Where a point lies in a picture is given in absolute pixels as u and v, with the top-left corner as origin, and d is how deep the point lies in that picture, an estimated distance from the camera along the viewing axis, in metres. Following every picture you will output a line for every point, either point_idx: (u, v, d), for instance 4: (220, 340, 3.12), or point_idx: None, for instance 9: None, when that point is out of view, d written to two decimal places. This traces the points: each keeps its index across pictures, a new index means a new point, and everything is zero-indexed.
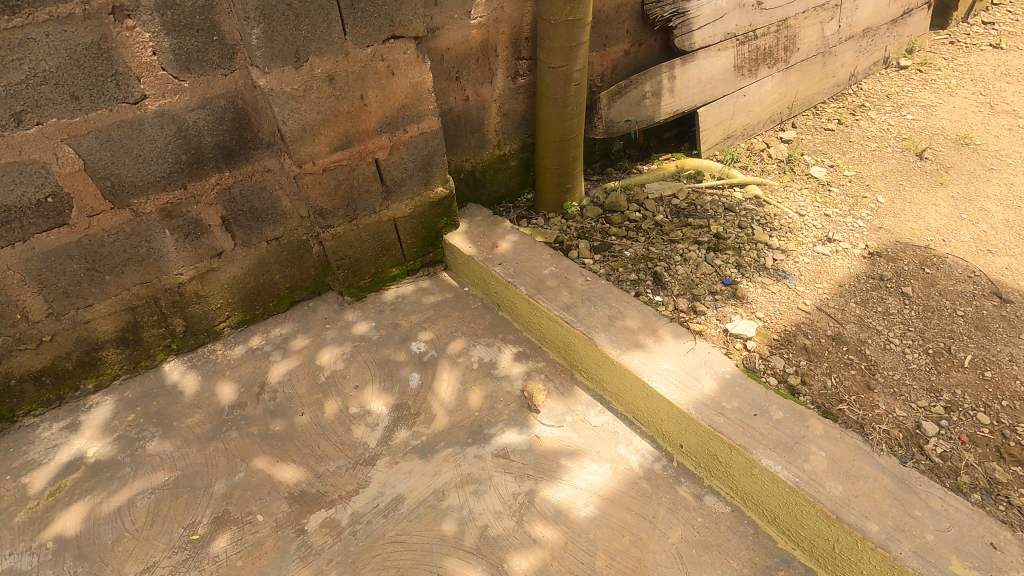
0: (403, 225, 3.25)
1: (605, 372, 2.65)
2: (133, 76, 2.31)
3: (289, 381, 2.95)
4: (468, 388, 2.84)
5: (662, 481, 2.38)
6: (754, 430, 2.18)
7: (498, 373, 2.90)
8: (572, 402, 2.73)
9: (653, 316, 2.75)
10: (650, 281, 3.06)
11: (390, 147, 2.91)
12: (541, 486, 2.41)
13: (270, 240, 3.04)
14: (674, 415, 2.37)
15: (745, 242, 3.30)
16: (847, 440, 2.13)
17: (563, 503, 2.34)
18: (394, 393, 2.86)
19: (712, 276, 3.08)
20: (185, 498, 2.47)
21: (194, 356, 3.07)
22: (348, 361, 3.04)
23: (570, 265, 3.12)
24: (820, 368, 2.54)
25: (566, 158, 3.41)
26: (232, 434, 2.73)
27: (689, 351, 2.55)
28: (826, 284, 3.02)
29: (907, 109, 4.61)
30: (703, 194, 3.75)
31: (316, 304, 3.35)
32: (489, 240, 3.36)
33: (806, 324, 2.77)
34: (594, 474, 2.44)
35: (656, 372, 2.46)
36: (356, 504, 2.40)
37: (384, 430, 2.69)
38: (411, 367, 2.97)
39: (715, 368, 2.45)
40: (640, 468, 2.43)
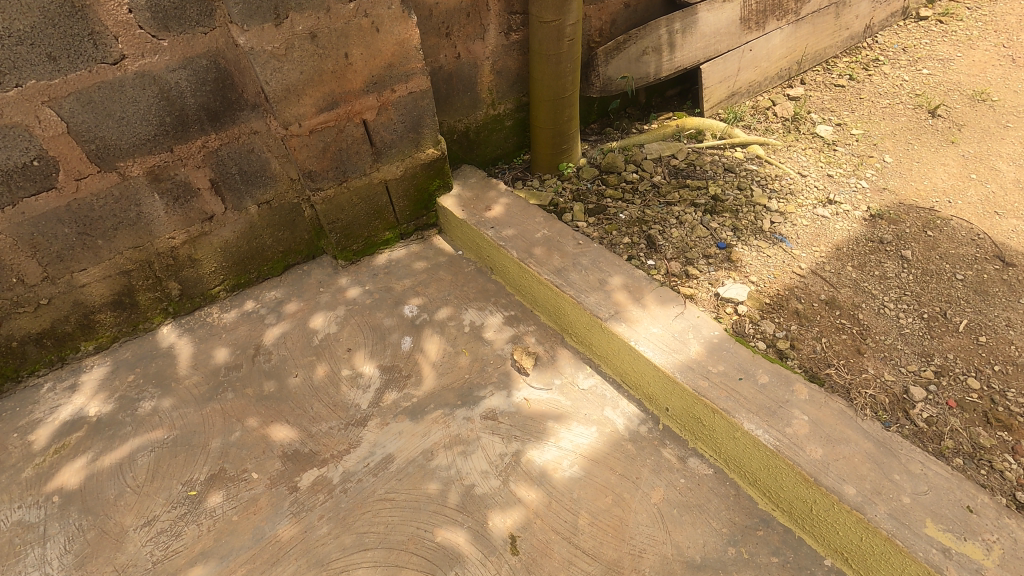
0: (395, 189, 3.22)
1: (594, 336, 2.65)
2: (111, 36, 2.26)
3: (283, 344, 2.99)
4: (459, 351, 2.87)
5: (647, 443, 2.41)
6: (738, 394, 2.18)
7: (488, 337, 2.92)
8: (561, 366, 2.74)
9: (644, 281, 2.72)
10: (644, 245, 3.01)
11: (378, 108, 2.85)
12: (527, 447, 2.45)
13: (261, 204, 3.03)
14: (660, 379, 2.37)
15: (743, 204, 3.23)
16: (831, 404, 2.12)
17: (548, 464, 2.39)
18: (386, 356, 2.89)
19: (707, 239, 3.02)
20: (183, 456, 2.55)
21: (191, 319, 3.13)
22: (341, 325, 3.07)
23: (563, 229, 3.09)
24: (811, 333, 2.51)
25: (561, 118, 3.32)
26: (228, 395, 2.79)
27: (678, 315, 2.54)
28: (824, 247, 2.95)
29: (923, 63, 4.40)
30: (703, 155, 3.65)
31: (310, 268, 3.36)
32: (482, 203, 3.32)
33: (800, 288, 2.73)
34: (580, 436, 2.47)
35: (644, 337, 2.46)
36: (347, 464, 2.46)
37: (376, 392, 2.73)
38: (403, 330, 3.00)
39: (703, 333, 2.44)
40: (625, 430, 2.46)
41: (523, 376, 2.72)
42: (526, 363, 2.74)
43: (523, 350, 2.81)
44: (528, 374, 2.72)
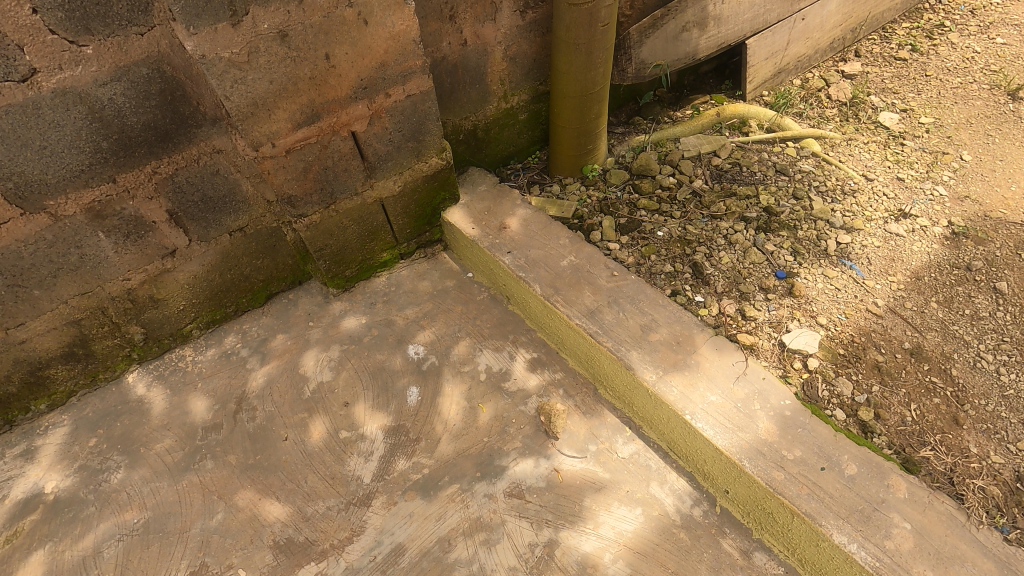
0: (392, 205, 2.72)
1: (637, 396, 2.24)
2: (13, 45, 1.70)
3: (269, 396, 2.57)
4: (475, 406, 2.46)
5: (704, 531, 2.05)
6: (822, 491, 1.80)
7: (508, 387, 2.51)
8: (596, 426, 2.34)
9: (694, 328, 2.28)
10: (688, 273, 2.56)
11: (370, 117, 2.32)
12: (562, 535, 2.09)
13: (233, 231, 2.54)
14: (721, 462, 1.98)
15: (802, 218, 2.76)
16: (938, 506, 1.75)
17: (587, 559, 2.03)
18: (390, 412, 2.48)
19: (764, 267, 2.57)
20: (157, 547, 2.18)
21: (160, 365, 2.69)
22: (336, 370, 2.64)
23: (593, 255, 2.62)
24: (897, 396, 2.11)
25: (588, 116, 2.78)
26: (208, 464, 2.39)
27: (740, 376, 2.12)
28: (901, 275, 2.51)
29: (997, 30, 3.81)
30: (749, 151, 3.14)
31: (297, 296, 2.91)
32: (496, 219, 2.82)
33: (879, 333, 2.30)
34: (623, 520, 2.10)
35: (700, 408, 2.04)
36: (350, 557, 2.11)
37: (380, 461, 2.34)
38: (409, 378, 2.58)
39: (772, 402, 2.03)
40: (676, 513, 2.10)
41: (550, 439, 2.33)
42: (554, 424, 2.34)
43: (551, 406, 2.40)
44: (557, 438, 2.33)
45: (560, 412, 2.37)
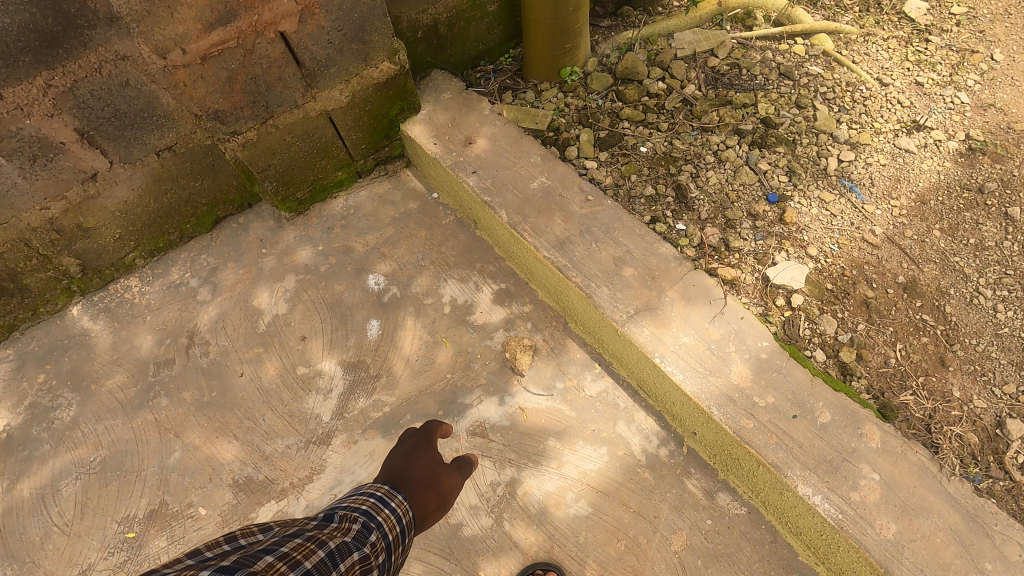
0: (341, 118, 2.41)
1: (607, 334, 2.10)
2: None
3: (222, 330, 2.44)
4: (439, 341, 2.34)
5: (668, 471, 2.00)
6: (790, 440, 1.72)
7: (474, 321, 2.37)
8: (564, 363, 2.23)
9: (671, 261, 2.09)
10: (671, 197, 2.32)
11: (300, 14, 1.95)
12: (524, 475, 2.05)
13: (160, 151, 2.26)
14: (689, 407, 1.89)
15: (802, 131, 2.45)
16: (909, 457, 1.67)
17: (549, 498, 2.00)
18: (349, 348, 2.36)
19: (754, 189, 2.32)
20: (115, 485, 2.15)
21: (105, 296, 2.53)
22: (292, 303, 2.48)
23: (566, 175, 2.35)
24: (883, 335, 1.97)
25: (565, 9, 2.39)
26: (161, 401, 2.31)
27: (717, 315, 1.96)
28: (905, 198, 2.27)
29: None
30: (751, 50, 2.75)
31: (247, 220, 2.68)
32: (460, 133, 2.52)
33: (872, 265, 2.11)
34: (587, 459, 2.05)
35: (671, 350, 1.90)
36: (310, 496, 2.08)
37: (339, 398, 2.25)
38: (368, 311, 2.43)
39: (748, 344, 1.89)
40: (641, 453, 2.04)
41: (515, 377, 2.22)
42: (520, 361, 2.23)
43: (516, 342, 2.28)
44: (523, 375, 2.22)
45: (527, 349, 2.24)
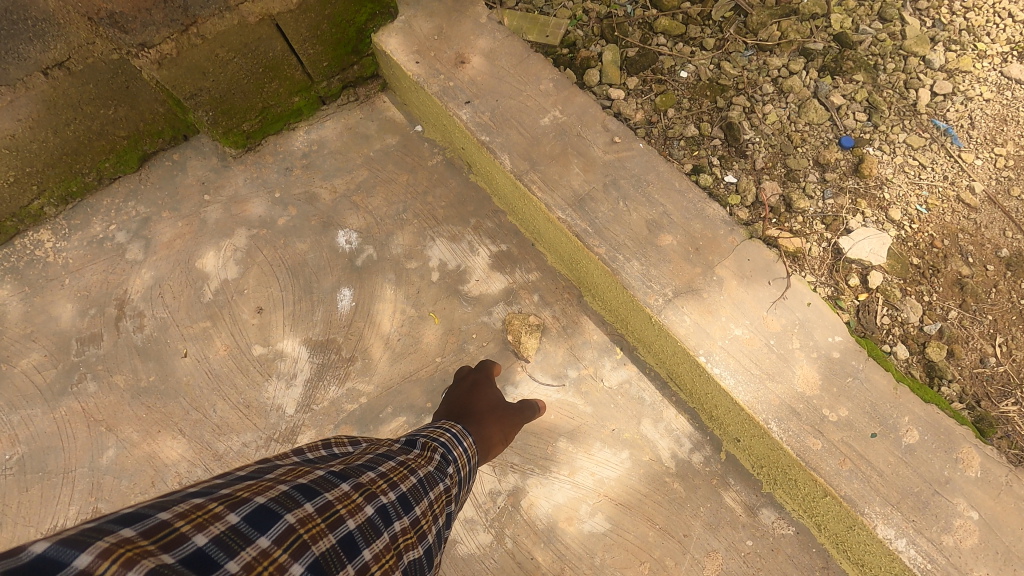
0: (292, 26, 1.82)
1: (634, 317, 1.69)
2: None
3: (159, 298, 1.99)
4: (425, 316, 1.93)
5: (702, 482, 1.68)
6: (868, 468, 1.38)
7: (468, 292, 1.94)
8: (577, 346, 1.83)
9: (720, 227, 1.64)
10: (718, 140, 1.82)
11: None
12: (529, 484, 1.71)
13: (48, 68, 1.68)
14: (738, 415, 1.52)
15: (887, 52, 1.91)
16: (1015, 489, 1.35)
17: (559, 513, 1.68)
18: (316, 323, 1.94)
19: (824, 130, 1.82)
20: (38, 490, 1.79)
21: (10, 253, 2.04)
22: (244, 265, 2.02)
23: (586, 109, 1.83)
24: (979, 326, 1.58)
25: None
26: (89, 386, 1.90)
27: (778, 300, 1.55)
28: (1013, 145, 1.78)
29: None
30: None
31: (185, 158, 2.15)
32: (450, 48, 1.95)
33: (968, 235, 1.68)
34: (605, 466, 1.71)
35: (720, 346, 1.51)
36: None
37: (305, 386, 1.87)
38: (339, 277, 1.99)
39: (816, 339, 1.50)
40: (671, 460, 1.70)
41: (519, 363, 1.83)
42: (524, 344, 1.82)
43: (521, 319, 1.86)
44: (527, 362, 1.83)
45: (534, 330, 1.84)
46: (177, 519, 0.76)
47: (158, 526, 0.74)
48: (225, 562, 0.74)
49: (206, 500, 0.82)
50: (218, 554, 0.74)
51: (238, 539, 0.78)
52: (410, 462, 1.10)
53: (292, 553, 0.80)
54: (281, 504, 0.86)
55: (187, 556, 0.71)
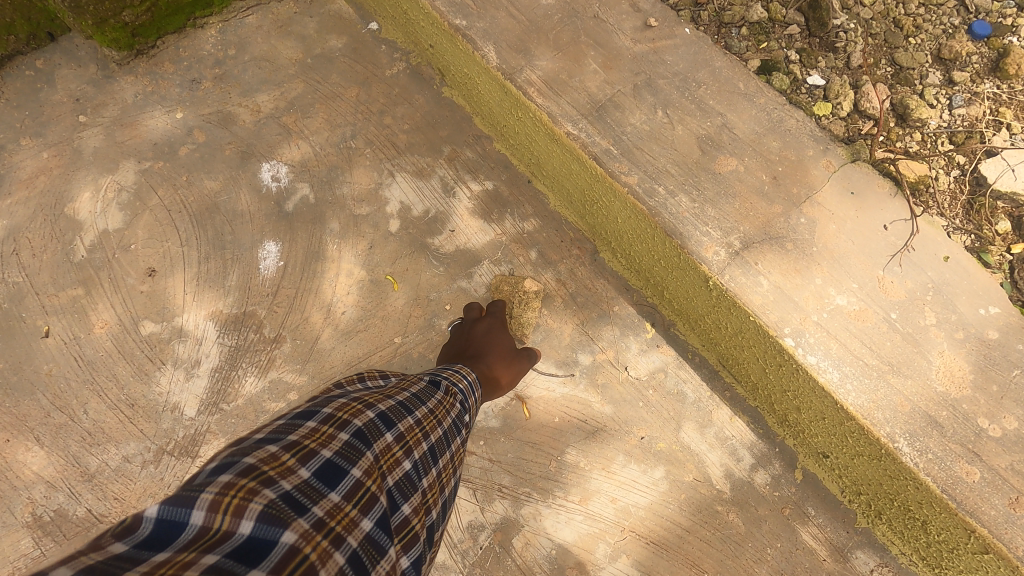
0: None
1: (677, 281, 1.16)
2: None
3: (13, 256, 1.44)
4: (381, 280, 1.39)
5: (770, 513, 1.18)
6: None
7: (440, 246, 1.41)
8: (592, 321, 1.31)
9: (807, 147, 1.11)
10: (795, 27, 1.27)
11: None
12: (525, 516, 1.21)
13: None
14: (836, 426, 1.02)
15: None
16: None
17: (567, 555, 1.18)
18: (229, 291, 1.40)
19: (948, 12, 1.24)
20: None
21: None
22: (132, 210, 1.47)
23: None
24: None
25: None
26: None
27: (900, 254, 1.03)
28: None
29: None
30: None
31: (52, 63, 1.57)
32: None
33: None
34: (631, 490, 1.21)
35: (815, 325, 0.99)
36: None
37: (214, 378, 1.34)
38: (262, 226, 1.44)
39: (960, 312, 0.99)
40: (725, 483, 1.20)
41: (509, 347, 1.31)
42: (517, 320, 1.30)
43: (512, 285, 1.34)
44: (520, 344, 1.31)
45: (529, 300, 1.31)
46: (259, 466, 0.59)
47: (245, 471, 0.58)
48: (312, 511, 0.59)
49: (278, 445, 0.63)
50: (304, 503, 0.59)
51: (313, 487, 0.61)
52: (442, 394, 0.90)
53: (363, 505, 0.63)
54: (344, 448, 0.67)
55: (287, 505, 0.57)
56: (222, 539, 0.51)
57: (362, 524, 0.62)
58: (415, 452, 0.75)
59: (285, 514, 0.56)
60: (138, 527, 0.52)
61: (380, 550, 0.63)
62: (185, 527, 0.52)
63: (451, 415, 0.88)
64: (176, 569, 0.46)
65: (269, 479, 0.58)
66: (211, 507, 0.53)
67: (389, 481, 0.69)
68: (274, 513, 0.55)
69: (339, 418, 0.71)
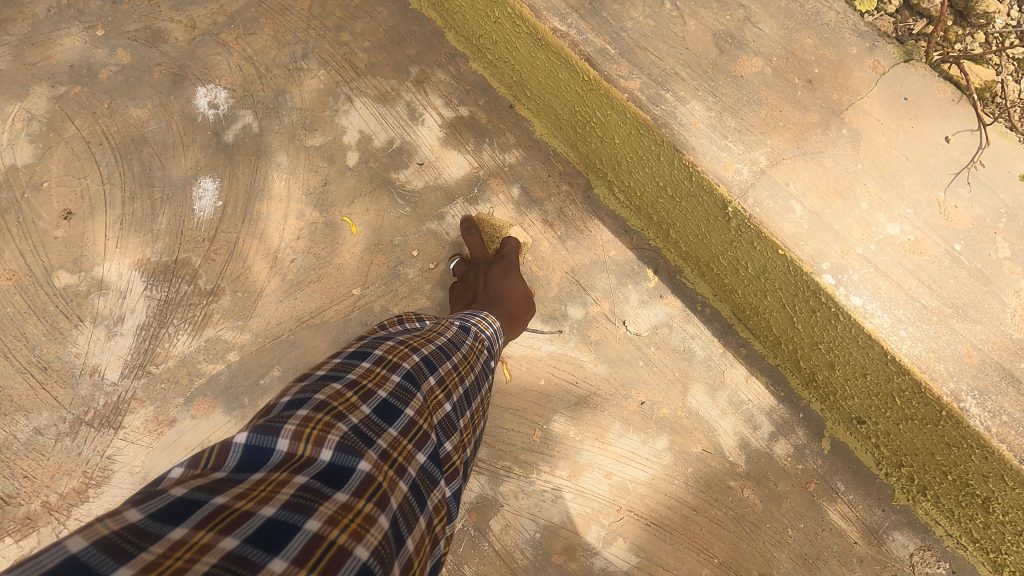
0: None
1: (687, 214, 0.96)
2: None
3: None
4: (337, 223, 1.19)
5: (792, 489, 1.00)
6: None
7: (406, 182, 1.20)
8: (585, 268, 1.11)
9: (850, 44, 0.90)
10: None
11: None
12: (504, 494, 1.02)
13: None
14: (881, 384, 0.83)
15: None
16: None
17: (554, 540, 1.00)
18: (159, 236, 1.19)
19: None
20: None
21: None
22: (44, 143, 1.25)
23: None
24: None
25: None
26: None
27: (966, 172, 0.83)
28: None
29: None
30: None
31: None
32: None
33: None
34: (629, 464, 1.02)
35: (861, 259, 0.80)
36: None
37: (141, 336, 1.14)
38: (197, 161, 1.23)
39: None
40: (740, 454, 1.02)
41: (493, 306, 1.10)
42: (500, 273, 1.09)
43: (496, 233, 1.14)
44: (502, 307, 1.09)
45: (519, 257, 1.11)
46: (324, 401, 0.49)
47: (318, 405, 0.49)
48: (378, 446, 0.49)
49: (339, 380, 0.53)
50: (372, 437, 0.49)
51: (378, 421, 0.51)
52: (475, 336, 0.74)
53: (421, 440, 0.53)
54: (400, 389, 0.55)
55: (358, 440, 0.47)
56: (303, 467, 0.45)
57: (421, 457, 0.52)
58: (461, 391, 0.63)
59: (361, 446, 0.47)
60: (224, 452, 0.46)
61: (440, 485, 0.53)
62: (269, 454, 0.45)
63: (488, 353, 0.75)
64: (272, 491, 0.42)
65: (339, 412, 0.49)
66: (291, 436, 0.46)
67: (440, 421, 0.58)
68: (350, 445, 0.47)
69: (394, 355, 0.59)
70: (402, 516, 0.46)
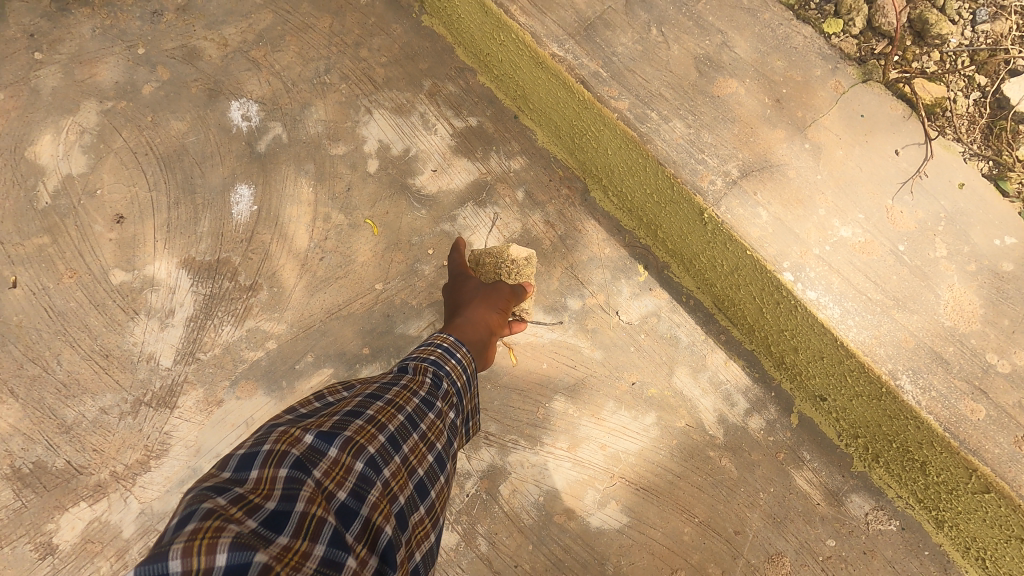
0: None
1: (671, 218, 1.09)
2: None
3: None
4: (360, 225, 1.32)
5: (764, 457, 1.14)
6: None
7: (421, 187, 1.33)
8: (582, 264, 1.24)
9: (814, 66, 1.02)
10: None
11: None
12: (512, 462, 1.17)
13: None
14: (835, 365, 0.96)
15: None
16: None
17: (556, 501, 1.15)
18: (201, 237, 1.33)
19: None
20: None
21: None
22: (96, 154, 1.39)
23: None
24: None
25: None
26: None
27: (913, 181, 0.95)
28: None
29: None
30: None
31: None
32: None
33: None
34: (621, 437, 1.17)
35: (817, 259, 0.92)
36: (146, 496, 1.22)
37: (189, 327, 1.29)
38: (233, 169, 1.36)
39: (973, 243, 0.92)
40: (719, 427, 1.16)
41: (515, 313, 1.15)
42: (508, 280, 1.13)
43: (485, 252, 1.17)
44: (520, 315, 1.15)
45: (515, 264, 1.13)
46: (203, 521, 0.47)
47: (202, 517, 0.47)
48: (264, 552, 0.47)
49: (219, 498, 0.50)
50: (256, 546, 0.47)
51: (265, 532, 0.49)
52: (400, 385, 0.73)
53: (317, 530, 0.52)
54: (289, 485, 0.54)
55: (246, 550, 0.46)
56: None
57: (319, 548, 0.51)
58: (372, 452, 0.62)
59: (250, 547, 0.46)
60: None
61: (352, 562, 0.52)
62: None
63: (421, 397, 0.73)
64: None
65: (224, 522, 0.47)
66: (179, 556, 0.43)
67: (343, 495, 0.57)
68: (239, 550, 0.45)
69: (282, 444, 0.58)
70: (321, 572, 0.49)
